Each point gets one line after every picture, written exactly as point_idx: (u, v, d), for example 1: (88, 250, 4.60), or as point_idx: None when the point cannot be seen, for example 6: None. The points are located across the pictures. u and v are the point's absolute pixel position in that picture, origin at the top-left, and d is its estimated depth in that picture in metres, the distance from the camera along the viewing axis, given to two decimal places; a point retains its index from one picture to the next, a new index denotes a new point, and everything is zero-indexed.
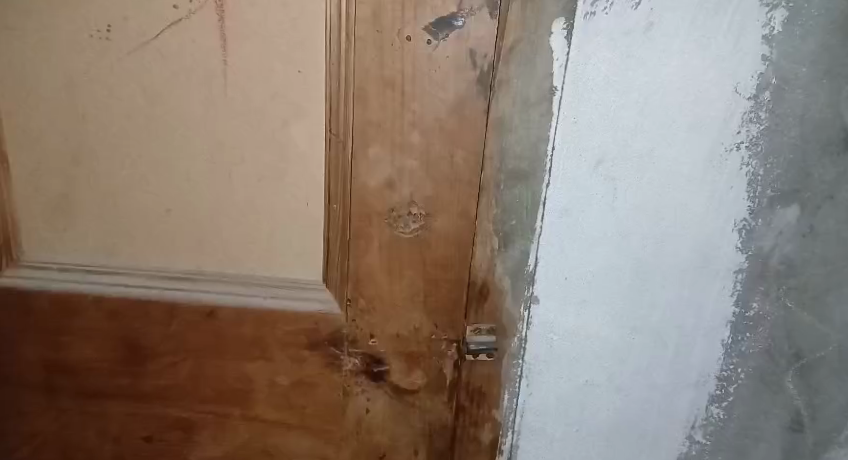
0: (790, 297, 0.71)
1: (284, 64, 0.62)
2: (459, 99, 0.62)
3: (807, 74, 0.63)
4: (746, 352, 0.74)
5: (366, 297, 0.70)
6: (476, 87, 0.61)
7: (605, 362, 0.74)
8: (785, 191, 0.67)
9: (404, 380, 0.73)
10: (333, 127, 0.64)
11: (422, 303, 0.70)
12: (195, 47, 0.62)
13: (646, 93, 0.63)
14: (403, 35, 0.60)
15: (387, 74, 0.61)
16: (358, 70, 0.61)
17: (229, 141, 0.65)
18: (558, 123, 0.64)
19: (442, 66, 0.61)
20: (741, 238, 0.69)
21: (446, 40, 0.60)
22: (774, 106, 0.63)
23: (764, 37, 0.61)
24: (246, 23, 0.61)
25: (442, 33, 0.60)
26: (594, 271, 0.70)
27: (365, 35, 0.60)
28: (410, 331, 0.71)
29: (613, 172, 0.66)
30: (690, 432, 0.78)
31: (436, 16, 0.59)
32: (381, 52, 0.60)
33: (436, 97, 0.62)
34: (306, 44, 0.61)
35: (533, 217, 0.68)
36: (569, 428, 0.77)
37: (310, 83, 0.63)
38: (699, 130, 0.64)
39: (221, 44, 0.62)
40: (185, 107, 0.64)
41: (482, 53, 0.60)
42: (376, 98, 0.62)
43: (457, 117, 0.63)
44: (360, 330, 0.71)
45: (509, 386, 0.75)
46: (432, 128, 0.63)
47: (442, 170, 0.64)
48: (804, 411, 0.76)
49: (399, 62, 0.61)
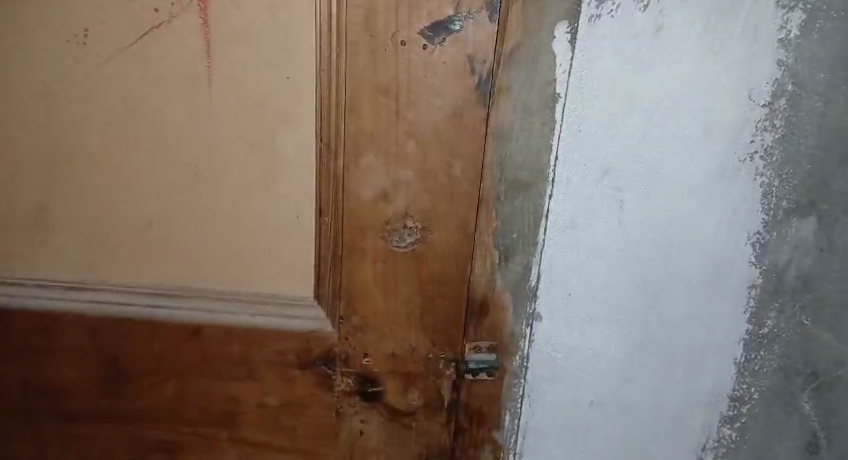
0: (806, 314, 0.67)
1: (272, 70, 0.59)
2: (457, 107, 0.59)
3: (826, 79, 0.59)
4: (760, 372, 0.70)
5: (360, 314, 0.67)
6: (475, 93, 0.58)
7: (610, 382, 0.71)
8: (801, 203, 0.63)
9: (400, 401, 0.70)
10: (323, 136, 0.60)
11: (418, 321, 0.67)
12: (179, 52, 0.59)
13: (654, 100, 0.60)
14: (397, 39, 0.57)
15: (381, 80, 0.58)
16: (350, 77, 0.58)
17: (214, 150, 0.62)
18: (562, 132, 0.61)
19: (439, 72, 0.58)
20: (755, 252, 0.65)
21: (442, 44, 0.57)
22: (790, 114, 0.60)
23: (780, 42, 0.58)
24: (232, 28, 0.58)
25: (439, 37, 0.57)
26: (599, 287, 0.67)
27: (357, 40, 0.57)
28: (406, 350, 0.68)
29: (620, 183, 0.63)
30: (701, 455, 0.74)
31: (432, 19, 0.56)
32: (374, 57, 0.58)
33: (432, 105, 0.59)
34: (294, 49, 0.58)
35: (536, 231, 0.65)
36: (574, 450, 0.74)
37: (299, 89, 0.60)
38: (710, 139, 0.61)
39: (206, 48, 0.59)
40: (167, 115, 0.61)
41: (481, 58, 0.57)
42: (369, 106, 0.59)
43: (455, 126, 0.59)
44: (354, 349, 0.68)
45: (510, 407, 0.71)
46: (428, 137, 0.60)
47: (439, 181, 0.62)
48: (820, 434, 0.72)
49: (393, 68, 0.58)
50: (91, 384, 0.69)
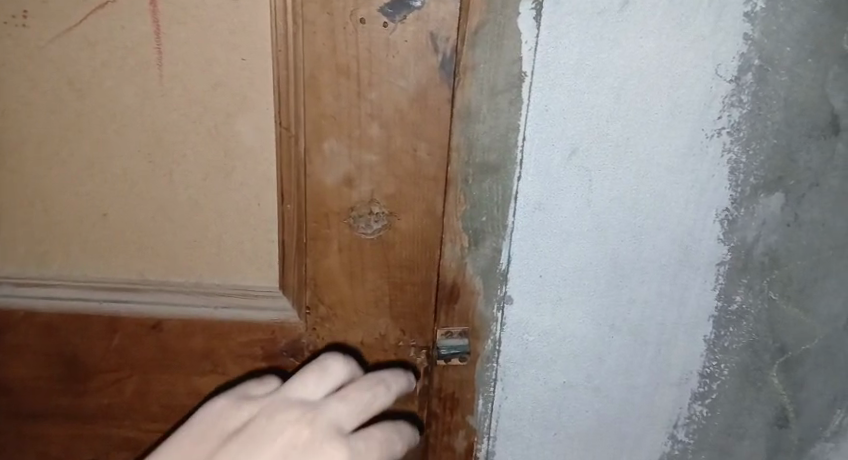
0: (774, 289, 0.68)
1: (227, 51, 0.56)
2: (422, 88, 0.57)
3: (793, 53, 0.58)
4: (729, 348, 0.70)
5: (327, 303, 0.65)
6: (439, 73, 0.57)
7: (582, 363, 0.71)
8: (768, 179, 0.62)
9: None
10: (282, 120, 0.58)
11: (388, 308, 0.66)
12: (126, 33, 0.56)
13: (621, 77, 0.58)
14: (356, 17, 0.54)
15: (341, 61, 0.56)
16: (309, 59, 0.56)
17: (169, 136, 0.59)
18: (529, 111, 0.59)
19: (401, 51, 0.56)
20: (723, 229, 0.65)
21: (403, 22, 0.55)
22: (756, 89, 0.59)
23: (746, 15, 0.56)
24: (181, 7, 0.55)
25: (400, 15, 0.55)
26: (570, 268, 0.66)
27: (315, 19, 0.54)
28: (376, 338, 0.67)
29: (588, 162, 0.62)
30: (672, 431, 0.75)
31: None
32: (333, 37, 0.55)
33: (395, 86, 0.57)
34: (248, 29, 0.56)
35: (505, 213, 0.64)
36: (547, 431, 0.74)
37: (255, 71, 0.57)
38: (678, 117, 0.60)
39: (154, 29, 0.56)
40: (117, 99, 0.58)
41: (444, 36, 0.55)
42: (330, 88, 0.57)
43: (419, 107, 0.58)
44: (321, 339, 0.66)
45: (483, 392, 0.72)
46: (392, 119, 0.58)
47: (405, 164, 0.60)
48: (788, 406, 0.73)
49: (353, 48, 0.56)
50: (48, 383, 0.67)
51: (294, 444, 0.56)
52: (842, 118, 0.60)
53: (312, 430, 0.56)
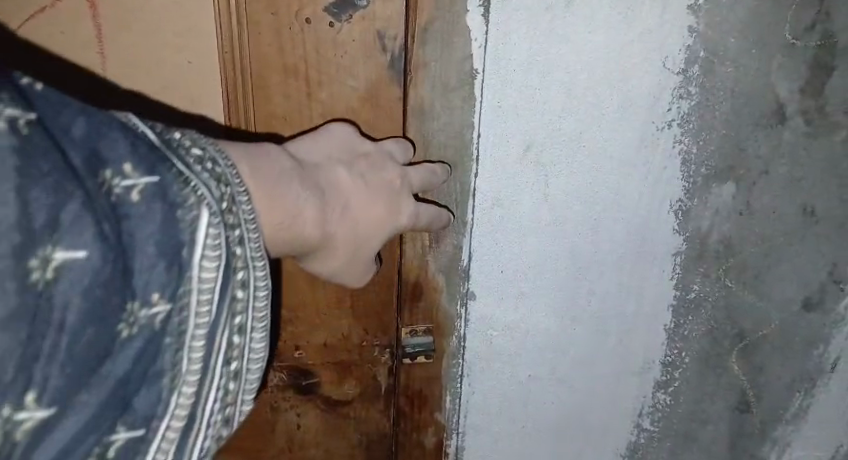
0: (730, 276, 0.69)
1: (173, 54, 0.55)
2: (372, 86, 0.58)
3: (737, 44, 0.58)
4: (689, 336, 0.72)
5: (287, 306, 0.66)
6: (389, 71, 0.57)
7: (547, 355, 0.72)
8: (720, 168, 0.63)
9: (337, 392, 0.71)
10: (232, 121, 0.58)
11: (349, 309, 0.67)
12: (67, 38, 0.54)
13: (571, 72, 0.59)
14: (302, 17, 0.54)
15: (289, 61, 0.56)
16: (255, 60, 0.56)
17: None
18: (482, 108, 0.60)
19: (349, 50, 0.56)
20: (678, 220, 0.66)
21: (349, 21, 0.55)
22: (704, 80, 0.59)
23: (691, 8, 0.56)
24: (122, 10, 0.53)
25: (346, 14, 0.54)
26: (530, 262, 0.67)
27: (259, 18, 0.54)
28: (339, 339, 0.68)
29: (543, 158, 0.62)
30: (638, 420, 0.76)
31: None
32: (279, 36, 0.55)
33: (347, 85, 0.58)
34: (192, 30, 0.54)
35: (463, 210, 0.64)
36: (515, 424, 0.76)
37: (204, 73, 0.56)
38: (629, 110, 0.61)
39: (96, 31, 0.54)
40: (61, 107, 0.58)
41: (392, 35, 0.56)
42: (280, 89, 0.57)
43: (371, 104, 0.59)
44: (283, 342, 0.67)
45: (450, 388, 0.73)
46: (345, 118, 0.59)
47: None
48: (749, 391, 0.75)
49: (300, 47, 0.55)
50: None
51: (396, 191, 0.53)
52: (788, 106, 0.61)
53: (405, 183, 0.54)
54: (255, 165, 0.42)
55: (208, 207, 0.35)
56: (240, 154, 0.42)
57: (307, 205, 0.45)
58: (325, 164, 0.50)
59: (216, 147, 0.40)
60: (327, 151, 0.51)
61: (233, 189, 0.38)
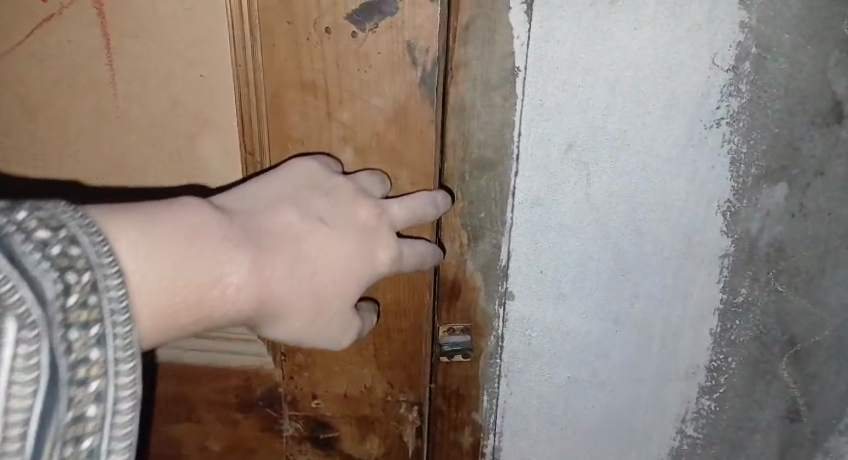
0: (780, 280, 0.66)
1: (184, 66, 0.59)
2: (399, 104, 0.56)
3: (791, 39, 0.56)
4: (736, 341, 0.70)
5: (304, 353, 0.68)
6: (420, 88, 0.56)
7: (586, 357, 0.71)
8: (771, 168, 0.61)
9: (357, 447, 0.74)
10: (246, 141, 0.60)
11: (373, 360, 0.68)
12: (75, 46, 0.59)
13: (615, 69, 0.57)
14: (320, 26, 0.54)
15: (308, 78, 0.56)
16: (275, 77, 0.57)
17: (127, 157, 0.64)
18: (524, 107, 0.59)
19: (375, 65, 0.55)
20: (726, 221, 0.64)
21: (374, 30, 0.53)
22: (756, 77, 0.57)
23: (741, 3, 0.55)
24: (128, 20, 0.57)
25: (370, 22, 0.53)
26: (570, 262, 0.66)
27: (276, 31, 0.54)
28: (361, 391, 0.70)
29: (585, 157, 0.61)
30: (681, 426, 0.75)
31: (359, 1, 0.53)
32: (299, 50, 0.55)
33: (373, 102, 0.57)
34: (204, 40, 0.57)
35: (503, 209, 0.63)
36: (553, 426, 0.75)
37: (214, 85, 0.59)
38: (674, 109, 0.59)
39: (106, 42, 0.58)
40: (73, 114, 0.62)
41: (425, 44, 0.54)
42: (303, 107, 0.58)
43: (398, 127, 0.57)
44: (301, 391, 0.70)
45: (488, 387, 0.72)
46: (371, 137, 0.58)
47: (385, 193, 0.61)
48: (800, 399, 0.72)
49: (323, 64, 0.55)
50: None
51: (371, 231, 0.53)
52: (845, 104, 0.59)
53: (385, 221, 0.54)
54: (159, 240, 0.41)
55: (33, 311, 0.32)
56: (133, 223, 0.40)
57: (233, 268, 0.44)
58: (269, 209, 0.49)
59: (76, 211, 0.37)
60: (278, 194, 0.51)
61: (99, 268, 0.36)
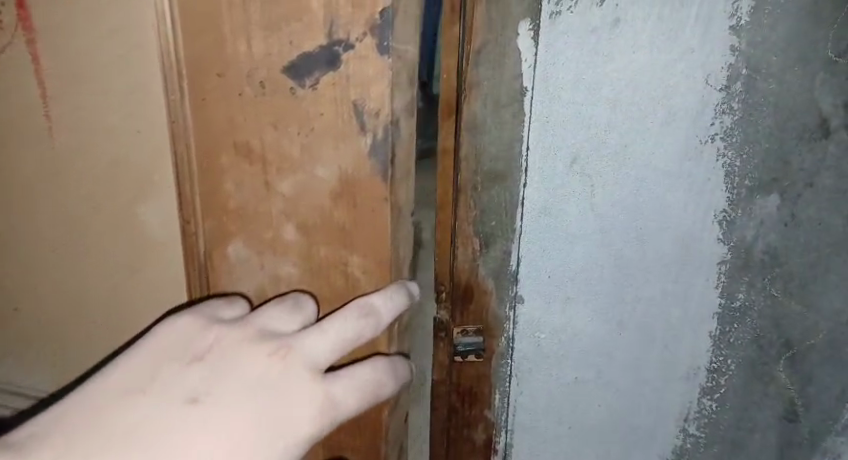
0: (776, 286, 0.70)
1: (124, 120, 0.60)
2: (345, 178, 0.52)
3: (780, 61, 0.60)
4: (735, 344, 0.73)
5: None
6: (373, 154, 0.51)
7: (592, 358, 0.75)
8: (763, 180, 0.65)
9: None
10: (186, 210, 0.58)
11: None
12: (23, 98, 0.63)
13: (616, 90, 0.62)
14: (255, 82, 0.51)
15: (240, 137, 0.53)
16: (204, 138, 0.54)
17: (84, 216, 0.67)
18: (531, 123, 0.64)
19: (317, 127, 0.51)
20: (722, 230, 0.68)
21: (314, 87, 0.50)
22: (746, 96, 0.62)
23: (731, 28, 0.59)
24: (77, 73, 0.59)
25: (311, 79, 0.49)
26: (575, 269, 0.71)
27: (209, 84, 0.52)
28: None
29: (589, 170, 0.66)
30: (683, 425, 0.79)
31: (310, 56, 0.49)
32: (226, 105, 0.52)
33: (322, 178, 0.53)
34: (143, 95, 0.58)
35: (513, 218, 0.68)
36: (562, 424, 0.79)
37: (152, 142, 0.59)
38: (672, 125, 0.64)
39: (44, 94, 0.62)
40: (27, 162, 0.67)
41: (375, 106, 0.49)
42: (233, 173, 0.55)
43: (345, 200, 0.53)
44: None
45: (499, 387, 0.77)
46: (320, 213, 0.54)
47: (336, 279, 0.57)
48: (797, 400, 0.75)
49: (248, 118, 0.52)
50: None
51: (274, 381, 0.49)
52: (831, 120, 0.63)
53: (296, 364, 0.50)
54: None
55: None
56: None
57: None
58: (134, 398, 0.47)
59: None
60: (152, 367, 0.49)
61: None
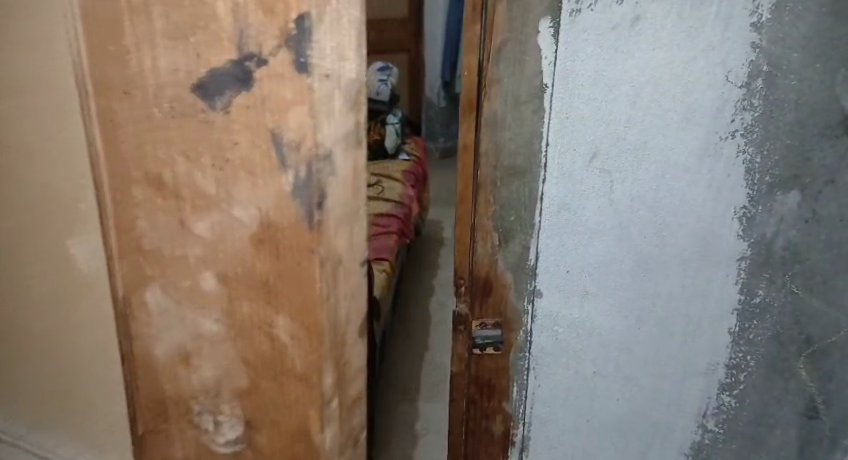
0: (796, 282, 0.69)
1: None
2: (263, 223, 0.30)
3: (800, 58, 0.60)
4: (755, 340, 0.73)
5: None
6: None
7: (611, 353, 0.76)
8: (784, 176, 0.65)
9: None
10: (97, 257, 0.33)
11: None
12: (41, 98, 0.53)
13: (636, 86, 0.63)
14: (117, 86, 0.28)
15: (151, 167, 0.30)
16: (112, 171, 0.31)
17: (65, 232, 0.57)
18: (550, 119, 0.65)
19: (232, 160, 0.29)
20: (742, 226, 0.68)
21: (226, 107, 0.28)
22: (767, 93, 0.62)
23: (752, 26, 0.60)
24: None
25: (220, 93, 0.28)
26: (594, 264, 0.71)
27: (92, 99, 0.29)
28: None
29: (608, 166, 0.66)
30: (702, 420, 0.79)
31: (210, 71, 0.27)
32: (133, 134, 0.29)
33: (230, 212, 0.30)
34: None
35: (532, 213, 0.69)
36: (580, 418, 0.80)
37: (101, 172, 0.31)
38: (692, 121, 0.64)
39: None
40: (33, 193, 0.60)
41: (296, 138, 0.28)
42: (141, 209, 0.31)
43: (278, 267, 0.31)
44: None
45: (517, 379, 0.78)
46: (239, 279, 0.32)
47: (260, 344, 0.33)
48: (818, 398, 0.74)
49: (164, 148, 0.29)
50: None
51: None
52: None
53: None
54: None
55: None
56: None
57: None
58: None
59: None
60: None
61: None
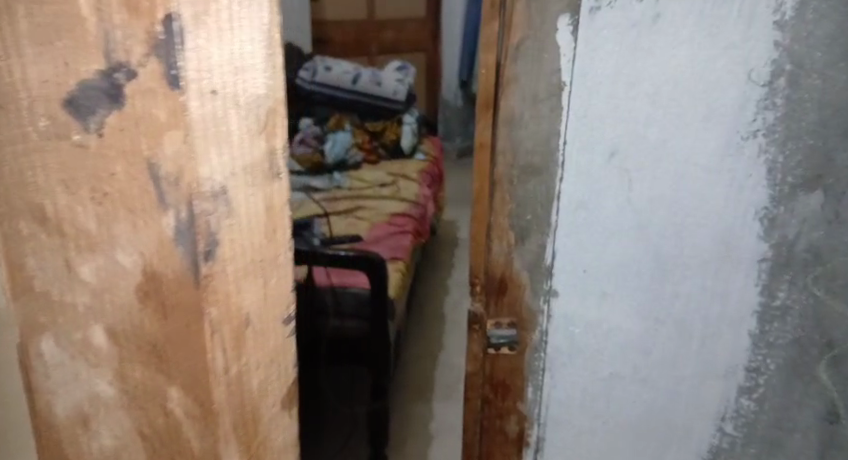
0: (818, 285, 0.68)
1: None
2: (146, 272, 0.24)
3: (824, 57, 0.60)
4: (775, 343, 0.72)
5: None
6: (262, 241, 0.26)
7: (628, 355, 0.75)
8: (807, 177, 0.64)
9: None
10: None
11: None
12: None
13: (655, 85, 0.62)
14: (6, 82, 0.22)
15: (32, 197, 0.23)
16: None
17: None
18: (569, 118, 0.64)
19: (110, 195, 0.23)
20: (763, 227, 0.67)
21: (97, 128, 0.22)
22: (790, 92, 0.61)
23: (776, 24, 0.59)
24: None
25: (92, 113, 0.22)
26: (612, 264, 0.70)
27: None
28: None
29: (627, 165, 0.66)
30: (720, 424, 0.78)
31: (78, 82, 0.22)
32: (9, 157, 0.23)
33: (113, 255, 0.24)
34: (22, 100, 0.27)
35: (548, 212, 0.69)
36: (595, 419, 0.79)
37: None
38: (713, 120, 0.63)
39: None
40: None
41: (174, 173, 0.22)
42: (24, 247, 0.24)
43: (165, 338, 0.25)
44: None
45: (533, 379, 0.77)
46: (128, 335, 0.25)
47: (153, 418, 0.27)
48: (839, 403, 0.73)
49: (40, 173, 0.23)
50: None
51: None
52: None
53: None
54: None
55: None
56: None
57: None
58: None
59: None
60: None
61: None
